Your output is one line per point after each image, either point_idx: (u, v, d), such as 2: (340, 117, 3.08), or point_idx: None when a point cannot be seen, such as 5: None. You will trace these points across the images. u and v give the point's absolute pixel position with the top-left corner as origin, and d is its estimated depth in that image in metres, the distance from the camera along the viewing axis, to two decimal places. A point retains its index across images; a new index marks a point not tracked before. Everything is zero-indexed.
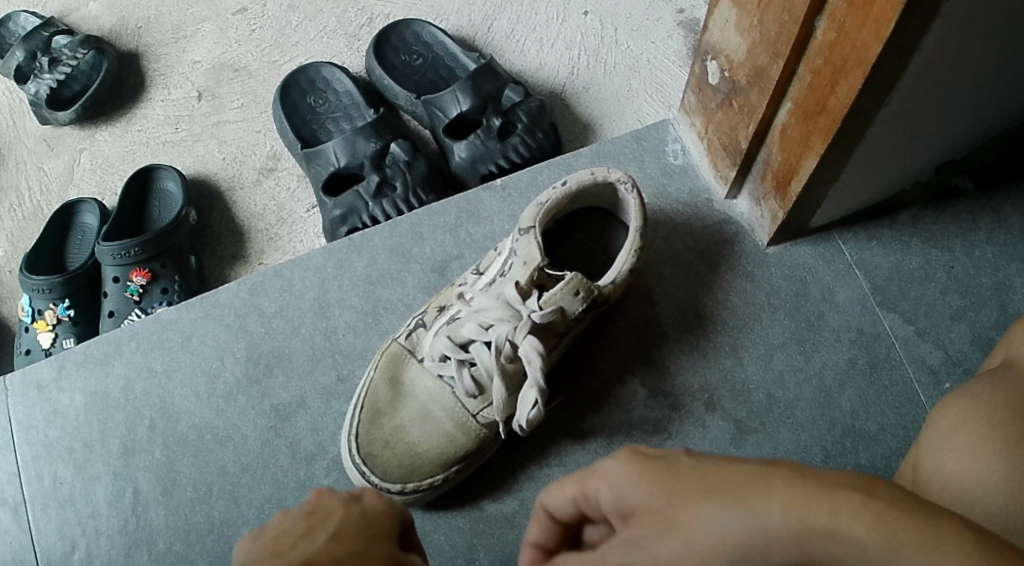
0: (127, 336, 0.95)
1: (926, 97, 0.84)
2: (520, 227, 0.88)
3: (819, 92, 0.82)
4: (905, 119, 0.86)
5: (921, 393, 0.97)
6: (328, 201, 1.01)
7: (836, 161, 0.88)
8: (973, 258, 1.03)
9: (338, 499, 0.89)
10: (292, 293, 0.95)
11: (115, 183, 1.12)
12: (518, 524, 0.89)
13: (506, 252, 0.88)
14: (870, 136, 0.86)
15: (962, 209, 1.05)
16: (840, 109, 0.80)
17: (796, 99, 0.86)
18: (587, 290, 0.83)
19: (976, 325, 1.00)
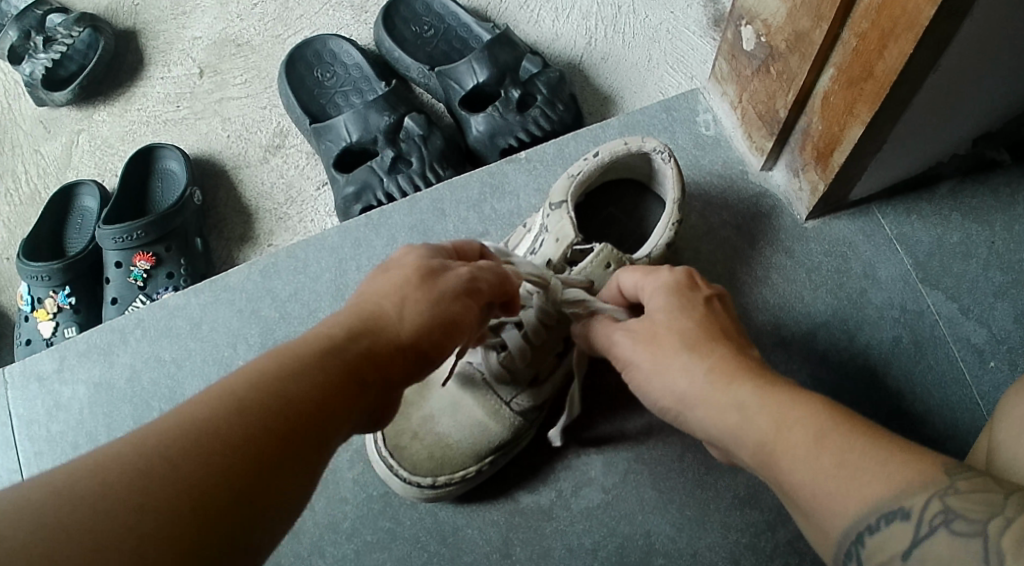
0: (132, 324, 0.89)
1: (976, 60, 0.79)
2: (552, 202, 0.82)
3: (865, 57, 0.77)
4: (952, 85, 0.81)
5: (968, 373, 0.93)
6: (341, 178, 0.95)
7: (882, 130, 0.83)
8: (1013, 234, 0.98)
9: (364, 493, 0.86)
10: (306, 275, 0.89)
11: (116, 163, 1.06)
12: (555, 516, 0.85)
13: (536, 228, 0.83)
14: (917, 103, 0.81)
15: (999, 182, 1.00)
16: (889, 75, 0.74)
17: (839, 65, 0.81)
18: (618, 262, 0.78)
19: (1020, 302, 0.95)
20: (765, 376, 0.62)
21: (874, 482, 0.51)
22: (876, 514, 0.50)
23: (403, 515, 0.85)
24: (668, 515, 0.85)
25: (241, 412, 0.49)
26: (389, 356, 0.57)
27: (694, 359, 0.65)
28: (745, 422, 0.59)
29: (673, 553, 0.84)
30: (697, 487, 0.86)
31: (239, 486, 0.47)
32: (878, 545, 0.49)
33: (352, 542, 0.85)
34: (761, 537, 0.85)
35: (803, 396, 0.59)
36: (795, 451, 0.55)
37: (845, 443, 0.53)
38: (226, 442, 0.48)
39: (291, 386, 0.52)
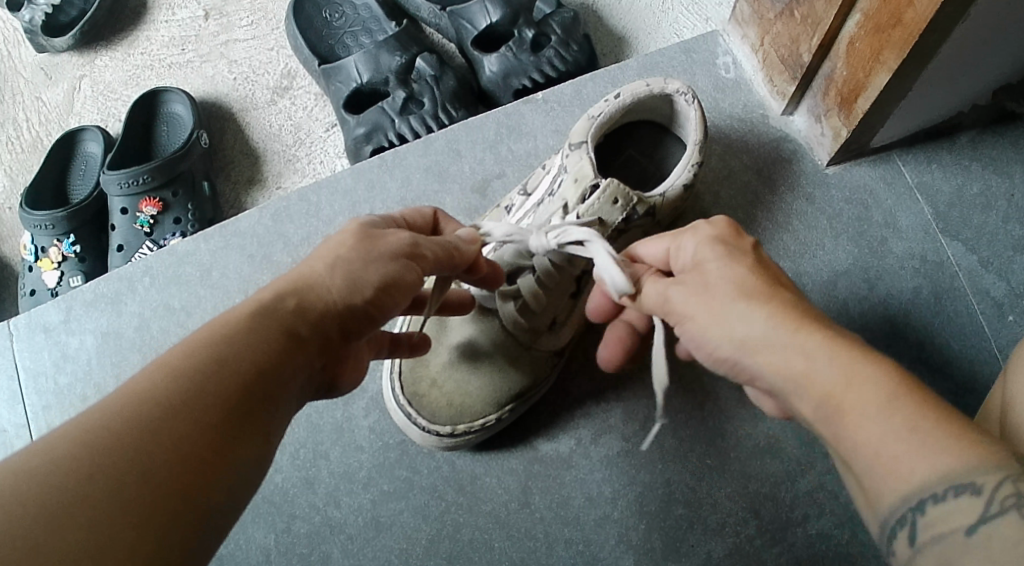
0: (140, 271, 0.87)
1: (1007, 7, 0.76)
2: (572, 142, 0.80)
3: (893, 3, 0.74)
4: (980, 33, 0.79)
5: (987, 325, 0.91)
6: (351, 119, 0.92)
7: (908, 78, 0.81)
8: None
9: (379, 442, 0.85)
10: (318, 219, 0.86)
11: (119, 109, 1.04)
12: (574, 465, 0.84)
13: (558, 168, 0.81)
14: (944, 52, 0.79)
15: (1019, 134, 0.98)
16: (919, 22, 0.72)
17: (866, 11, 0.78)
18: (625, 196, 0.75)
19: None
20: (781, 300, 0.56)
21: (931, 458, 0.47)
22: (946, 483, 0.46)
23: (420, 464, 0.84)
24: (687, 464, 0.85)
25: (169, 401, 0.47)
26: (327, 321, 0.56)
27: (752, 306, 0.56)
28: (810, 371, 0.52)
29: (692, 503, 0.84)
30: (717, 436, 0.86)
31: (179, 480, 0.46)
32: (932, 521, 0.47)
33: (368, 492, 0.83)
34: (781, 486, 0.84)
35: (872, 354, 0.52)
36: (856, 415, 0.49)
37: (908, 416, 0.48)
38: (155, 435, 0.46)
39: (223, 366, 0.50)
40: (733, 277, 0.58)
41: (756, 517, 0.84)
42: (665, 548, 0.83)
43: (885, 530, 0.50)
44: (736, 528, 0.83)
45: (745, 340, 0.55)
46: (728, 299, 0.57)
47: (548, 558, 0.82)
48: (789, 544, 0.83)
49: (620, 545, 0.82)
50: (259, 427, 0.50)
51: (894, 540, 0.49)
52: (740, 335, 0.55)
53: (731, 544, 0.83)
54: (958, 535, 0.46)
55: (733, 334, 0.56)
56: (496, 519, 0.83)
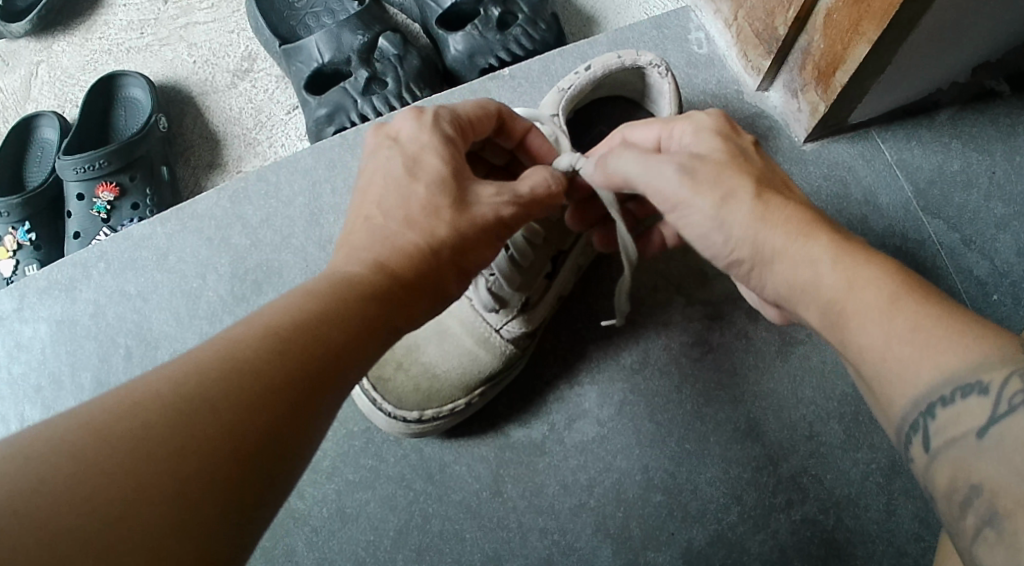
0: (95, 257, 0.84)
1: None
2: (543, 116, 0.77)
3: None
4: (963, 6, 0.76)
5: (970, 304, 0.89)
6: (312, 101, 0.90)
7: (886, 52, 0.78)
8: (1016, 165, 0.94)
9: (343, 429, 0.82)
10: (278, 199, 0.84)
11: (77, 94, 1.01)
12: (548, 451, 0.82)
13: None
14: (925, 24, 0.75)
15: (999, 112, 0.96)
16: None
17: None
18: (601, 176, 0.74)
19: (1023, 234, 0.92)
20: (836, 229, 0.57)
21: (960, 349, 0.48)
22: (952, 386, 0.47)
23: (387, 452, 0.82)
24: (666, 449, 0.82)
25: (164, 450, 0.45)
26: (336, 340, 0.53)
27: (765, 209, 0.57)
28: (818, 277, 0.54)
29: (672, 489, 0.81)
30: (696, 419, 0.83)
31: (185, 542, 0.44)
32: (950, 420, 0.47)
33: (333, 482, 0.81)
34: (763, 471, 0.82)
35: (877, 256, 0.54)
36: (867, 313, 0.51)
37: (920, 312, 0.49)
38: (152, 489, 0.44)
39: (226, 406, 0.48)
40: (747, 173, 0.59)
41: (737, 503, 0.81)
42: (643, 537, 0.80)
43: (904, 431, 0.50)
44: (717, 514, 0.81)
45: (764, 228, 0.56)
46: (745, 201, 0.57)
47: (522, 547, 0.80)
48: (772, 530, 0.80)
49: (596, 533, 0.80)
50: (268, 472, 0.48)
51: (911, 446, 0.50)
52: (741, 220, 0.57)
53: (712, 531, 0.80)
54: (969, 438, 0.47)
55: (746, 221, 0.57)
56: (467, 509, 0.80)
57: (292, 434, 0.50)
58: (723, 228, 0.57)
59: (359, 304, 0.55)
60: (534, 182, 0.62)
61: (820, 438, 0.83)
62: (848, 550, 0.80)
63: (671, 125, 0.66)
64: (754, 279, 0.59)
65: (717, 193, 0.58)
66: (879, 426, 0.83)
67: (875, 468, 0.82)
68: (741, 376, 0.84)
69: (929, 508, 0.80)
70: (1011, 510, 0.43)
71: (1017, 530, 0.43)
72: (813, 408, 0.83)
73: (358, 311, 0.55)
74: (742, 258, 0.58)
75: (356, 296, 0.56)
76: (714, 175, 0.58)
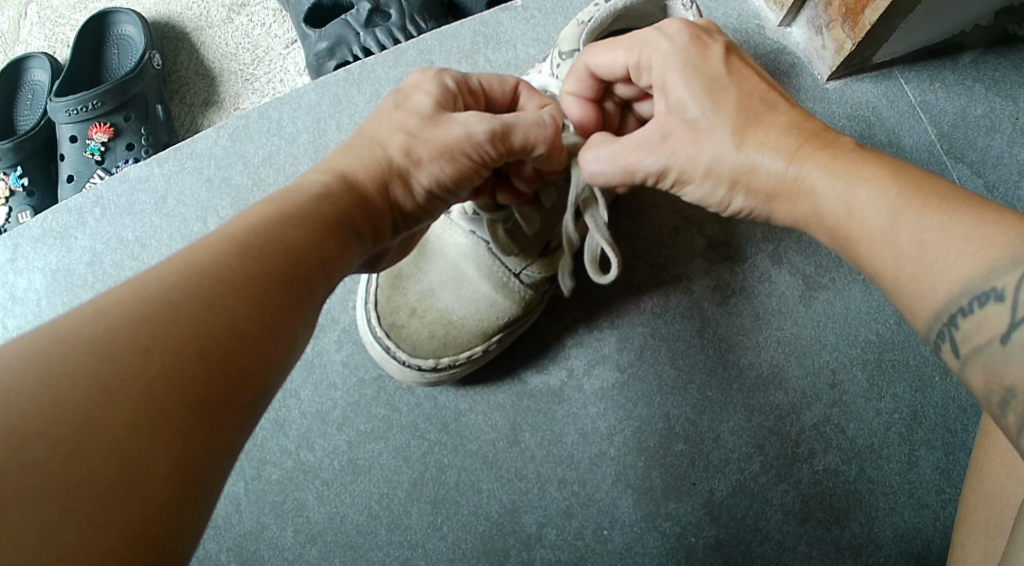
0: (90, 202, 0.81)
1: None
2: (563, 52, 0.73)
3: None
4: None
5: None
6: (312, 34, 0.88)
7: None
8: None
9: (353, 378, 0.79)
10: (281, 137, 0.80)
11: (68, 35, 0.97)
12: (566, 399, 0.79)
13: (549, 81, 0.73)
14: None
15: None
16: None
17: None
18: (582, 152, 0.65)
19: None
20: (832, 138, 0.54)
21: (970, 254, 0.45)
22: (968, 295, 0.45)
23: (399, 401, 0.79)
24: (687, 397, 0.79)
25: (125, 352, 0.41)
26: (307, 239, 0.50)
27: (750, 142, 0.55)
28: (817, 205, 0.53)
29: (693, 438, 0.79)
30: (718, 366, 0.80)
31: (157, 450, 0.39)
32: (974, 329, 0.45)
33: (343, 433, 0.78)
34: (785, 420, 0.79)
35: (870, 165, 0.52)
36: (874, 234, 0.49)
37: (926, 221, 0.47)
38: (116, 395, 0.40)
39: (191, 304, 0.43)
40: (733, 99, 0.56)
41: (760, 453, 0.79)
42: (664, 487, 0.78)
43: (931, 339, 0.48)
44: (739, 464, 0.78)
45: (760, 162, 0.55)
46: (731, 135, 0.56)
47: (539, 498, 0.77)
48: (795, 481, 0.78)
49: (616, 484, 0.78)
50: (251, 366, 0.44)
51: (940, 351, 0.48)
52: (732, 156, 0.56)
53: (734, 481, 0.78)
54: (993, 344, 0.45)
55: (740, 160, 0.56)
56: (483, 459, 0.78)
57: (266, 336, 0.45)
58: (714, 166, 0.56)
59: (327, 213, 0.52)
60: (525, 120, 0.58)
61: (844, 387, 0.80)
62: (870, 501, 0.78)
63: (645, 47, 0.59)
64: (763, 210, 0.57)
65: (703, 134, 0.56)
66: (904, 374, 0.80)
67: (899, 418, 0.79)
68: (764, 322, 0.81)
69: (952, 459, 0.78)
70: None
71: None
72: (837, 355, 0.81)
73: (322, 215, 0.51)
74: (744, 198, 0.57)
75: (322, 199, 0.52)
76: (697, 117, 0.56)
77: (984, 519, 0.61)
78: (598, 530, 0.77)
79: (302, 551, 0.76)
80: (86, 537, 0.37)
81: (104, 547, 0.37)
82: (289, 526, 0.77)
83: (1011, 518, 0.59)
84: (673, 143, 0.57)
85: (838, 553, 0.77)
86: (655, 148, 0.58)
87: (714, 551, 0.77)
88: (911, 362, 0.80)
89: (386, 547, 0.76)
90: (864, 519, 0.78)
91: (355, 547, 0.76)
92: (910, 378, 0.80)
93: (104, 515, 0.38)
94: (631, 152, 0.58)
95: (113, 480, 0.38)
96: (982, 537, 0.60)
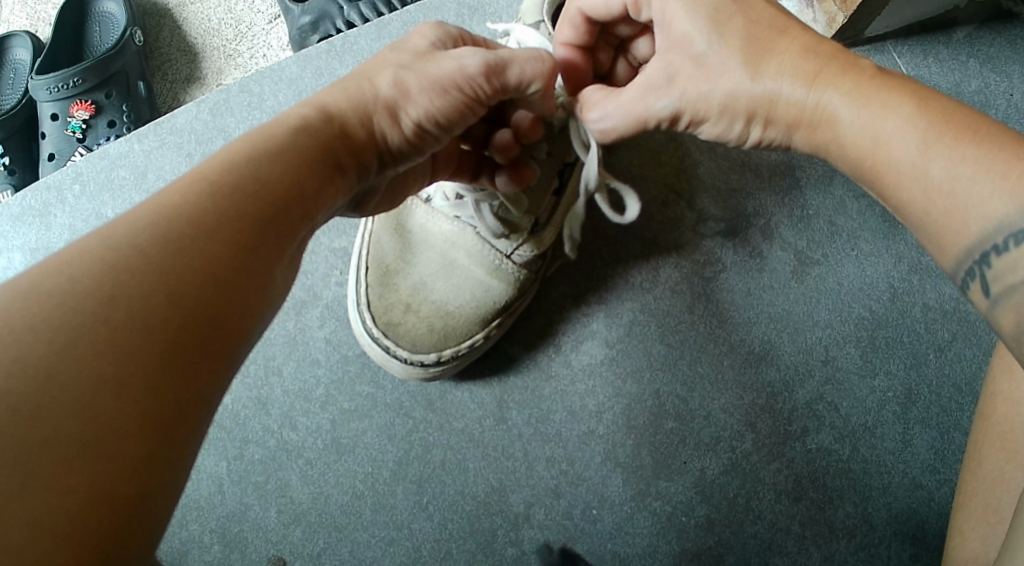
0: (69, 178, 0.81)
1: None
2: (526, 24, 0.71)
3: None
4: None
5: None
6: (295, 8, 0.90)
7: None
8: None
9: (337, 354, 0.78)
10: (262, 111, 0.81)
11: (49, 12, 0.96)
12: (555, 375, 0.78)
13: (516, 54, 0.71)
14: None
15: (1016, 33, 0.91)
16: None
17: None
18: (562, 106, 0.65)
19: None
20: (851, 60, 0.53)
21: (1005, 191, 0.45)
22: (1003, 232, 0.45)
23: (384, 378, 0.77)
24: (677, 373, 0.78)
25: (90, 301, 0.39)
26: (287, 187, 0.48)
27: (770, 65, 0.54)
28: (840, 130, 0.52)
29: (683, 416, 0.77)
30: (709, 342, 0.79)
31: (124, 405, 0.38)
32: (1007, 267, 0.45)
33: (326, 411, 0.77)
34: (777, 398, 0.78)
35: (900, 90, 0.50)
36: (903, 163, 0.48)
37: (958, 152, 0.46)
38: (78, 345, 0.38)
39: (157, 249, 0.42)
40: (744, 26, 0.55)
41: (752, 431, 0.77)
42: (654, 465, 0.76)
43: (960, 279, 0.48)
44: (730, 443, 0.77)
45: (777, 90, 0.54)
46: (743, 67, 0.54)
47: (526, 477, 0.76)
48: (788, 460, 0.77)
49: (605, 462, 0.76)
50: (227, 318, 0.43)
51: (969, 291, 0.48)
52: (747, 88, 0.55)
53: (726, 460, 0.77)
54: None
55: (755, 90, 0.54)
56: (470, 437, 0.76)
57: (239, 275, 0.44)
58: (731, 99, 0.55)
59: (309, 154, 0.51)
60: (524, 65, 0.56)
61: (836, 363, 0.79)
62: (865, 481, 0.77)
63: None
64: (782, 138, 0.56)
65: (711, 70, 0.55)
66: (897, 351, 0.79)
67: (893, 396, 0.78)
68: (755, 297, 0.80)
69: (946, 439, 0.77)
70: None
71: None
72: (830, 332, 0.79)
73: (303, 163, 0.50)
74: (763, 128, 0.56)
75: (299, 142, 0.51)
76: (704, 52, 0.55)
77: (982, 505, 0.60)
78: (587, 510, 0.76)
79: (286, 532, 0.75)
80: (49, 500, 0.36)
81: (72, 507, 0.36)
82: (271, 507, 0.75)
83: (1012, 507, 0.58)
84: (681, 82, 0.56)
85: (832, 532, 0.76)
86: (662, 90, 0.57)
87: (705, 531, 0.75)
88: (904, 338, 0.79)
89: (371, 527, 0.75)
90: (858, 499, 0.76)
91: (339, 528, 0.75)
92: (903, 355, 0.79)
93: (69, 473, 0.36)
94: (636, 102, 0.58)
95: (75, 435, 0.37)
96: (980, 524, 0.59)
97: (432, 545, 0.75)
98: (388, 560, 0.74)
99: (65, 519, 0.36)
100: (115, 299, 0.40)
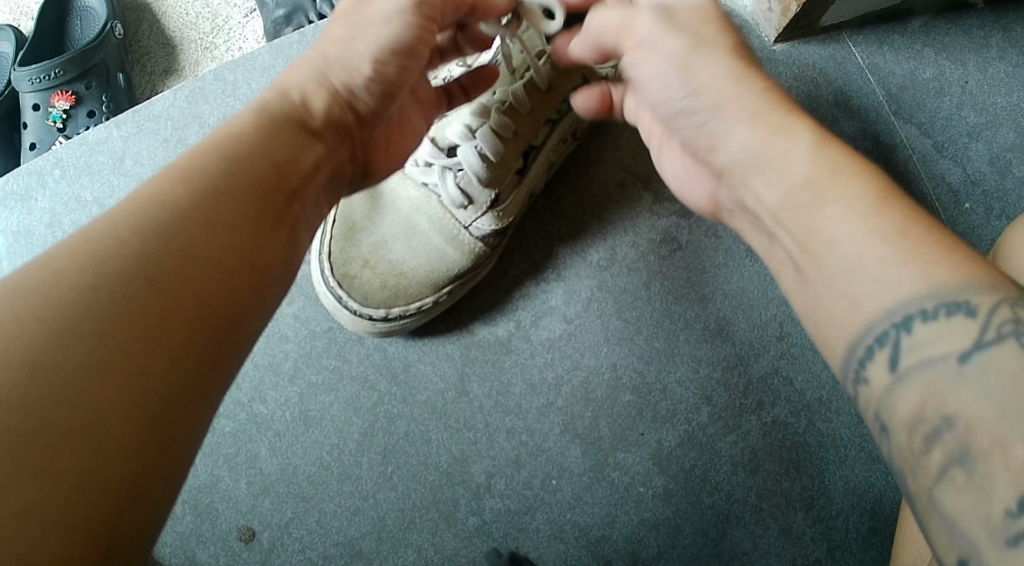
0: (49, 163, 0.84)
1: None
2: None
3: None
4: None
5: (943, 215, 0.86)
6: (270, 2, 0.95)
7: None
8: (987, 77, 0.90)
9: (305, 330, 0.81)
10: (235, 98, 0.85)
11: (30, 5, 0.99)
12: (515, 348, 0.80)
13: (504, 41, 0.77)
14: None
15: (972, 23, 0.91)
16: None
17: None
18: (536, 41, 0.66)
19: (994, 143, 0.88)
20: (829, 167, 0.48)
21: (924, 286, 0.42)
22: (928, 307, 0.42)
23: (349, 352, 0.80)
24: (635, 348, 0.81)
25: (86, 298, 0.46)
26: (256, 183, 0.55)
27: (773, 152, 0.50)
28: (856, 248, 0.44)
29: (640, 389, 0.80)
30: (665, 318, 0.81)
31: (141, 384, 0.45)
32: (924, 344, 0.41)
33: (295, 385, 0.80)
34: (733, 371, 0.80)
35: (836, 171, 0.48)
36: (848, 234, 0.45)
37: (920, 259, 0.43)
38: (71, 335, 0.45)
39: (149, 251, 0.49)
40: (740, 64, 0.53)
41: (708, 403, 0.80)
42: (612, 437, 0.79)
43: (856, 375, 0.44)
44: (687, 415, 0.79)
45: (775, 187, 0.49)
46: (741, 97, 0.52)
47: (488, 449, 0.79)
48: (743, 432, 0.79)
49: (564, 434, 0.79)
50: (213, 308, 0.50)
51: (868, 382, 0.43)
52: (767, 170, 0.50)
53: (682, 431, 0.79)
54: (949, 362, 0.40)
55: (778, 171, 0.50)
56: (433, 409, 0.79)
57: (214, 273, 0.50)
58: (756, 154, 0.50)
59: (271, 146, 0.57)
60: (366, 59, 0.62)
61: (791, 339, 0.81)
62: (821, 454, 0.79)
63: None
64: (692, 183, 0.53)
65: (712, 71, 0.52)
66: None
67: None
68: (710, 275, 0.82)
69: None
70: (986, 452, 0.38)
71: (994, 477, 0.37)
72: (784, 309, 0.81)
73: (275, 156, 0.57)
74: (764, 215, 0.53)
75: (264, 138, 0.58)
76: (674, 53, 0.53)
77: None
78: (547, 480, 0.78)
79: (255, 503, 0.78)
80: (80, 469, 0.42)
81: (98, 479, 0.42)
82: (241, 478, 0.78)
83: None
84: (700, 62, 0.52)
85: (790, 504, 0.78)
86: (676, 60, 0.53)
87: (662, 501, 0.78)
88: None
89: (336, 498, 0.78)
90: (815, 472, 0.78)
91: (307, 498, 0.78)
92: None
93: (79, 443, 0.43)
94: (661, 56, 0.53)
95: (95, 411, 0.44)
96: None
97: (396, 515, 0.77)
98: (353, 530, 0.77)
99: (88, 489, 0.42)
100: (99, 291, 0.46)
